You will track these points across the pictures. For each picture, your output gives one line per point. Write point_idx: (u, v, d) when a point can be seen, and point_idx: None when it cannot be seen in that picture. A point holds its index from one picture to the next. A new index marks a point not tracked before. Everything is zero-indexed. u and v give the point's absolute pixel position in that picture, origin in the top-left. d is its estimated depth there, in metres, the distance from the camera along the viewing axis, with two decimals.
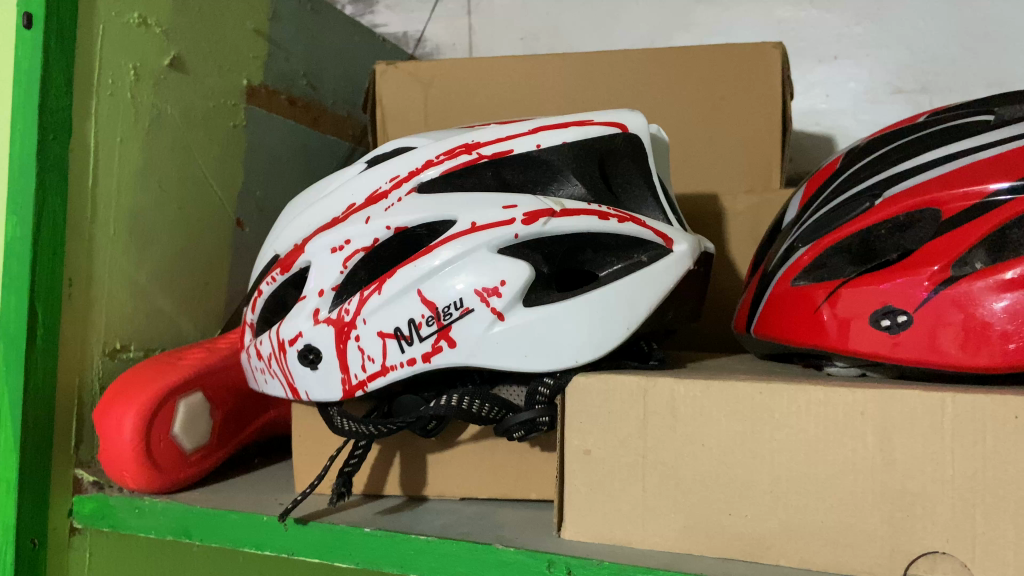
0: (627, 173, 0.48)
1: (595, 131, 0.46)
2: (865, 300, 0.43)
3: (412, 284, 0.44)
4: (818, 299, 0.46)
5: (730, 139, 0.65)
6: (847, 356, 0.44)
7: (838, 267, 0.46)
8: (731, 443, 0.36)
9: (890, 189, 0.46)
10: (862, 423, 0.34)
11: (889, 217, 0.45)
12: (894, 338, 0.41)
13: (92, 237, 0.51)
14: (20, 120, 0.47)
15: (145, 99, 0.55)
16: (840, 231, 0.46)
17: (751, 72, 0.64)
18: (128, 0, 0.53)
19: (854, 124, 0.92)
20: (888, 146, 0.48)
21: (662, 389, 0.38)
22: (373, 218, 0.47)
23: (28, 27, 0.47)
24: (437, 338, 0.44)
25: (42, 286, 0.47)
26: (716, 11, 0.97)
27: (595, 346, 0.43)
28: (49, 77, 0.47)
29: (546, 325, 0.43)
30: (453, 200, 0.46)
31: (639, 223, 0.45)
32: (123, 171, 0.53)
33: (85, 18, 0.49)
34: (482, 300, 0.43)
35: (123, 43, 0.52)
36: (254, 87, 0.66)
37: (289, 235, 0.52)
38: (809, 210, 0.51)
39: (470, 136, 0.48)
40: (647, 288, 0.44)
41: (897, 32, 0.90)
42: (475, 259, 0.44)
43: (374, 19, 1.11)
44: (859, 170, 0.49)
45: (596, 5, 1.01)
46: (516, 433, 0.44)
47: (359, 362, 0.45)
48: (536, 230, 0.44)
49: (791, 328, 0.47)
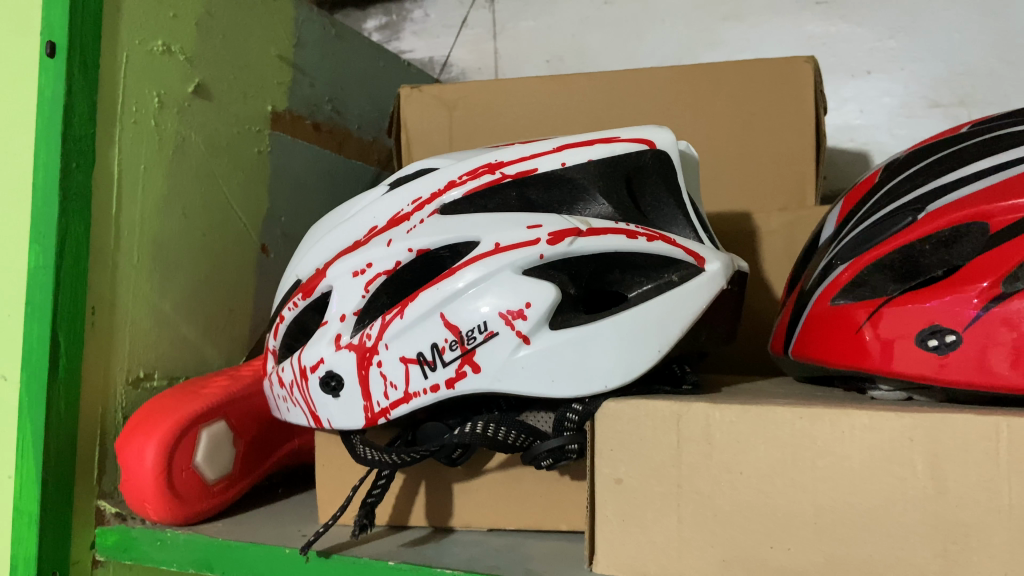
0: (655, 190, 0.46)
1: (621, 148, 0.45)
2: (909, 320, 0.41)
3: (434, 307, 0.43)
4: (859, 319, 0.43)
5: (761, 155, 0.64)
6: (892, 378, 0.42)
7: (880, 285, 0.44)
8: (772, 472, 0.34)
9: (933, 203, 0.43)
10: (911, 450, 0.32)
11: (932, 232, 0.42)
12: (940, 360, 0.39)
13: (115, 265, 0.51)
14: (43, 147, 0.47)
15: (168, 126, 0.55)
16: (880, 248, 0.44)
17: (781, 87, 0.63)
18: (151, 28, 0.53)
19: (890, 139, 0.90)
20: (929, 158, 0.46)
21: (697, 414, 0.36)
22: (395, 240, 0.46)
23: (51, 56, 0.47)
24: (461, 363, 0.43)
25: (64, 312, 0.47)
26: (744, 28, 0.95)
27: (626, 371, 0.41)
28: (72, 104, 0.47)
29: (573, 348, 0.42)
30: (477, 221, 0.45)
31: (668, 242, 0.44)
32: (147, 200, 0.53)
33: (108, 46, 0.50)
34: (507, 323, 0.42)
35: (146, 71, 0.53)
36: (278, 112, 0.66)
37: (310, 260, 0.51)
38: (846, 227, 0.49)
39: (493, 156, 0.47)
40: (678, 309, 0.42)
41: (932, 45, 0.88)
42: (500, 281, 0.43)
43: (399, 45, 1.11)
44: (899, 183, 0.47)
45: (622, 26, 1.01)
46: (544, 463, 0.42)
47: (381, 389, 0.44)
48: (562, 249, 0.43)
49: (832, 350, 0.45)
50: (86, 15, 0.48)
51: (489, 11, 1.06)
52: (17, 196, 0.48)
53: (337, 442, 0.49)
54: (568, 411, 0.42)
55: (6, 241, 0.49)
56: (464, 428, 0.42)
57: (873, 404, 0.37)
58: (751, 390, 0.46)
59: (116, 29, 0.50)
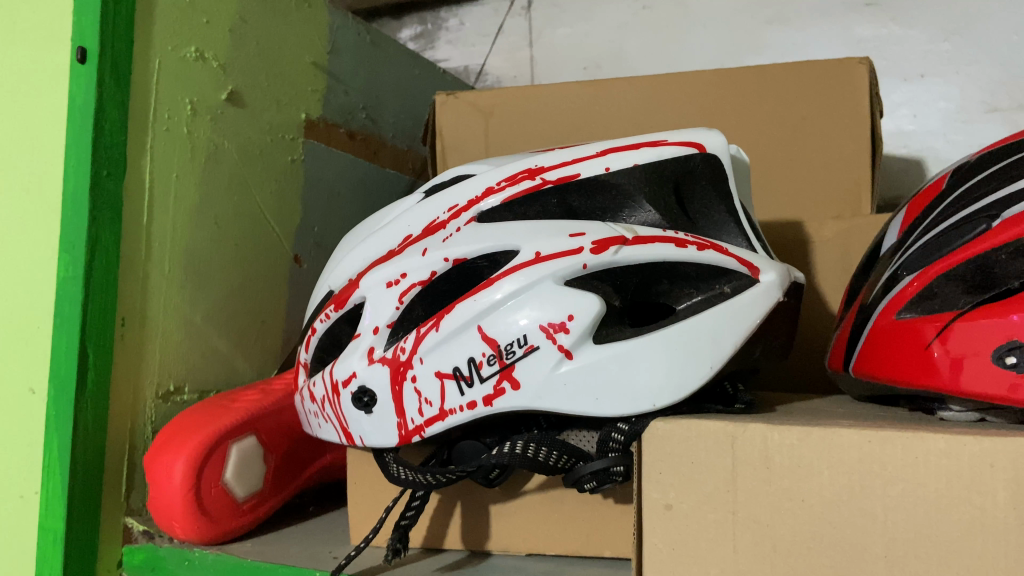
0: (705, 196, 0.44)
1: (669, 152, 0.43)
2: (983, 336, 0.38)
3: (471, 320, 0.41)
4: (928, 336, 0.40)
5: (813, 161, 0.61)
6: (964, 398, 0.39)
7: (950, 298, 0.41)
8: (837, 500, 0.31)
9: (1009, 209, 0.40)
10: (992, 477, 0.29)
11: (1008, 241, 0.39)
12: (1018, 378, 0.36)
13: (146, 275, 0.50)
14: (74, 155, 0.46)
15: (201, 133, 0.53)
16: (949, 258, 0.41)
17: (833, 88, 0.60)
18: (184, 34, 0.52)
19: (945, 145, 0.86)
20: (1003, 161, 0.43)
21: (754, 435, 0.33)
22: (431, 249, 0.45)
23: (83, 62, 0.46)
24: (500, 379, 0.40)
25: (94, 323, 0.46)
26: (789, 32, 0.92)
27: (676, 389, 0.39)
28: (103, 111, 0.46)
29: (618, 363, 0.39)
30: (517, 230, 0.43)
31: (720, 251, 0.41)
32: (179, 209, 0.52)
33: (141, 52, 0.49)
34: (548, 336, 0.40)
35: (179, 78, 0.52)
36: (312, 120, 0.64)
37: (343, 270, 0.49)
38: (912, 237, 0.46)
39: (532, 161, 0.45)
40: (733, 323, 0.40)
41: (989, 47, 0.84)
42: (541, 292, 0.40)
43: (435, 54, 1.09)
44: (970, 189, 0.44)
45: (662, 31, 0.98)
46: (587, 485, 0.39)
47: (415, 406, 0.42)
48: (607, 258, 0.41)
49: (898, 368, 0.42)
50: (119, 21, 0.47)
51: (526, 18, 1.05)
52: (47, 204, 0.47)
53: (369, 459, 0.47)
54: (613, 432, 0.39)
55: (35, 249, 0.48)
56: (500, 448, 0.40)
57: (948, 426, 0.34)
58: (809, 407, 0.43)
59: (148, 35, 0.49)
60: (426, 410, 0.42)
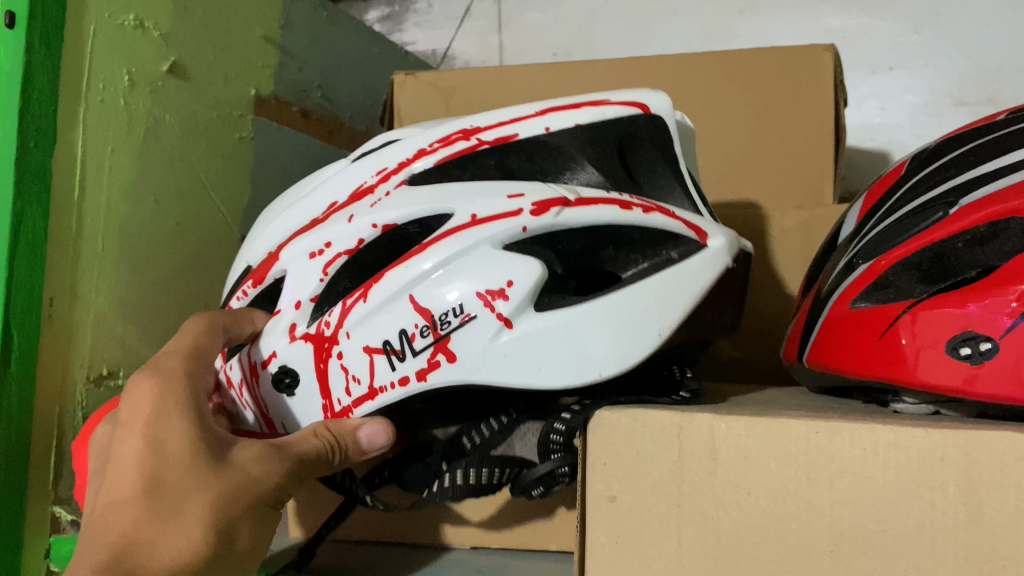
0: (649, 159, 0.44)
1: (613, 111, 0.42)
2: (938, 326, 0.37)
3: (403, 289, 0.41)
4: (883, 326, 0.39)
5: (776, 150, 0.60)
6: (917, 390, 0.38)
7: (906, 287, 0.40)
8: (783, 493, 0.30)
9: (966, 196, 0.39)
10: (943, 471, 0.28)
11: (965, 230, 0.38)
12: (974, 369, 0.35)
13: (76, 253, 0.47)
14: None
15: (139, 105, 0.51)
16: (907, 245, 0.40)
17: (798, 76, 0.59)
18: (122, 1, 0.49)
19: (913, 138, 0.85)
20: (962, 148, 0.42)
21: (700, 425, 0.32)
22: (357, 216, 0.44)
23: (10, 26, 0.42)
24: (434, 352, 0.41)
25: (19, 302, 0.43)
26: (760, 21, 0.91)
27: (620, 359, 0.39)
28: (32, 78, 0.43)
29: (559, 331, 0.39)
30: (451, 192, 0.43)
31: (667, 214, 0.41)
32: (113, 184, 0.50)
33: (74, 17, 0.46)
34: (487, 305, 0.40)
35: (115, 46, 0.49)
36: (263, 96, 0.62)
37: (263, 241, 0.49)
38: (866, 224, 0.45)
39: (468, 121, 0.45)
40: (680, 290, 0.39)
41: (958, 40, 0.84)
42: (476, 258, 0.41)
43: (402, 37, 1.07)
44: (928, 176, 0.43)
45: (632, 20, 0.97)
46: (535, 490, 0.41)
47: (342, 385, 0.43)
48: (548, 220, 0.41)
49: (851, 358, 0.41)
50: None
51: (494, 2, 1.03)
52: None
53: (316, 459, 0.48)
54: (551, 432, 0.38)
55: None
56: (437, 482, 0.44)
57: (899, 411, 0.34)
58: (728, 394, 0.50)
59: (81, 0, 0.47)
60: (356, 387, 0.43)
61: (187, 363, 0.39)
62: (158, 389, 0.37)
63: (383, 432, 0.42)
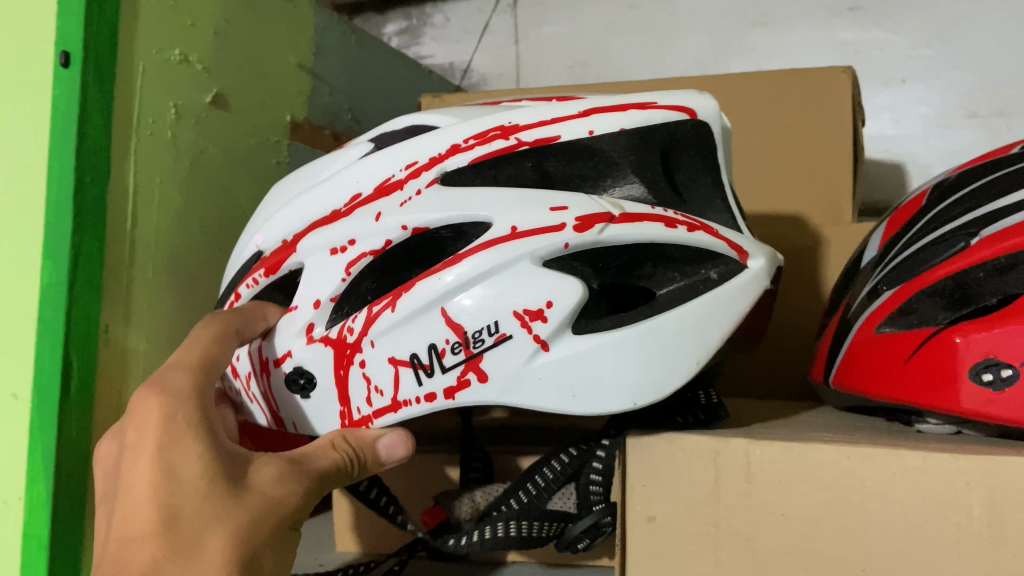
0: (691, 168, 0.48)
1: (659, 116, 0.46)
2: (960, 353, 0.38)
3: (436, 301, 0.44)
4: (907, 351, 0.41)
5: (795, 170, 0.61)
6: (939, 412, 0.39)
7: (929, 313, 0.42)
8: (816, 515, 0.32)
9: (987, 227, 0.41)
10: (967, 495, 0.30)
11: (986, 260, 0.39)
12: (994, 395, 0.37)
13: (131, 281, 0.49)
14: (57, 159, 0.45)
15: (185, 136, 0.53)
16: (927, 275, 0.42)
17: (817, 97, 0.61)
18: (169, 36, 0.51)
19: (926, 151, 0.87)
20: (983, 180, 0.43)
21: (737, 450, 0.34)
22: (386, 215, 0.47)
23: (66, 66, 0.45)
24: (465, 370, 0.44)
25: (79, 329, 0.45)
26: (774, 35, 0.93)
27: (654, 387, 0.43)
28: (87, 115, 0.45)
29: (598, 352, 0.43)
30: (486, 200, 0.46)
31: (711, 234, 0.45)
32: (162, 214, 0.52)
33: (125, 56, 0.48)
34: (523, 325, 0.43)
35: (162, 80, 0.51)
36: (298, 121, 0.64)
37: (278, 228, 0.52)
38: (890, 252, 0.47)
39: (505, 119, 0.47)
40: (717, 318, 0.43)
41: (970, 53, 0.86)
42: (514, 273, 0.43)
43: (419, 50, 1.09)
44: (950, 206, 0.44)
45: (647, 33, 0.99)
46: (581, 542, 0.46)
47: (364, 395, 0.46)
48: (592, 237, 0.44)
49: (877, 381, 0.43)
50: (103, 26, 0.46)
51: (512, 16, 1.05)
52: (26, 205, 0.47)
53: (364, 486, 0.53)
54: (591, 484, 0.43)
55: (13, 253, 0.47)
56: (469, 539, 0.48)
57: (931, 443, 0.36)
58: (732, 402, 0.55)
59: (132, 39, 0.49)
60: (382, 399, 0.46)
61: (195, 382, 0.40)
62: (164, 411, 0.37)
63: (403, 444, 0.45)
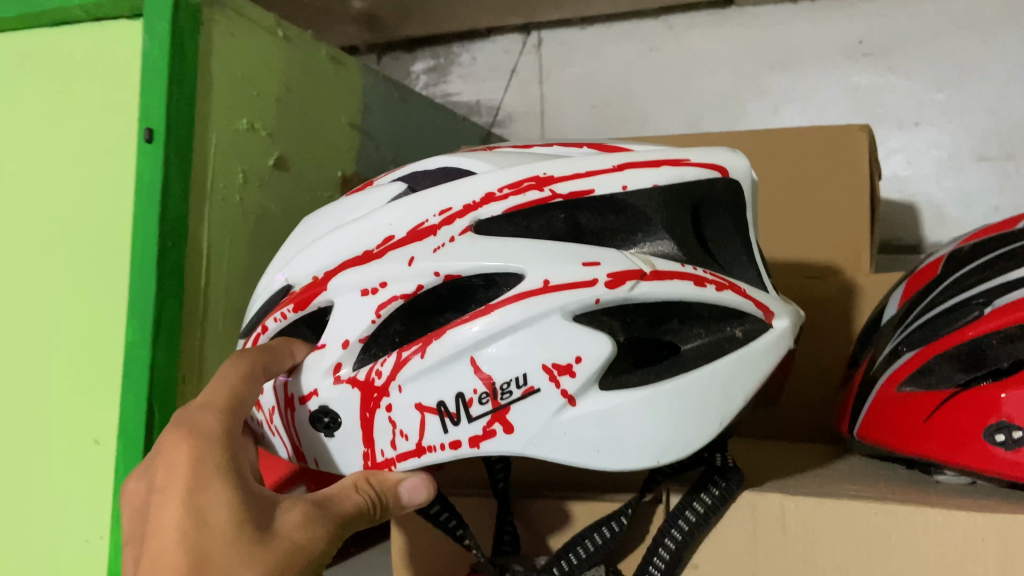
0: (721, 223, 0.53)
1: (691, 173, 0.51)
2: (976, 417, 0.45)
3: (466, 350, 0.51)
4: (925, 410, 0.49)
5: (823, 210, 0.75)
6: (950, 465, 0.47)
7: (947, 374, 0.48)
8: (848, 564, 0.42)
9: (998, 299, 0.47)
10: (984, 550, 0.38)
11: (1001, 328, 0.46)
12: (1009, 454, 0.43)
13: (202, 333, 0.54)
14: (140, 228, 0.49)
15: (251, 198, 0.58)
16: (945, 340, 0.49)
17: (840, 151, 0.75)
18: (238, 107, 0.56)
19: (939, 191, 0.90)
20: (999, 251, 0.50)
21: (773, 504, 0.45)
22: (418, 260, 0.52)
23: (150, 141, 0.49)
24: (491, 420, 0.51)
25: (160, 382, 0.50)
26: (791, 78, 0.97)
27: (682, 447, 0.50)
28: (169, 183, 0.50)
29: (630, 412, 0.50)
30: (521, 252, 0.51)
31: (740, 294, 0.52)
32: (229, 272, 0.56)
33: (201, 129, 0.52)
34: (551, 378, 0.49)
35: (234, 149, 0.55)
36: (348, 176, 0.69)
37: (308, 264, 0.57)
38: (911, 316, 0.55)
39: (540, 170, 0.52)
40: (745, 378, 0.51)
41: (980, 97, 0.89)
42: (545, 325, 0.50)
43: (446, 88, 1.17)
44: (967, 274, 0.51)
45: (669, 74, 1.03)
46: None
47: (388, 439, 0.53)
48: (623, 292, 0.50)
49: (896, 434, 0.51)
50: (182, 103, 0.50)
51: (537, 56, 1.11)
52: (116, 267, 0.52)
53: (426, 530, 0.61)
54: (655, 557, 0.45)
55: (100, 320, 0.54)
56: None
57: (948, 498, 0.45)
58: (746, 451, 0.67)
59: (207, 114, 0.53)
60: (405, 442, 0.53)
61: (223, 423, 0.47)
62: (191, 455, 0.44)
63: (424, 489, 0.51)
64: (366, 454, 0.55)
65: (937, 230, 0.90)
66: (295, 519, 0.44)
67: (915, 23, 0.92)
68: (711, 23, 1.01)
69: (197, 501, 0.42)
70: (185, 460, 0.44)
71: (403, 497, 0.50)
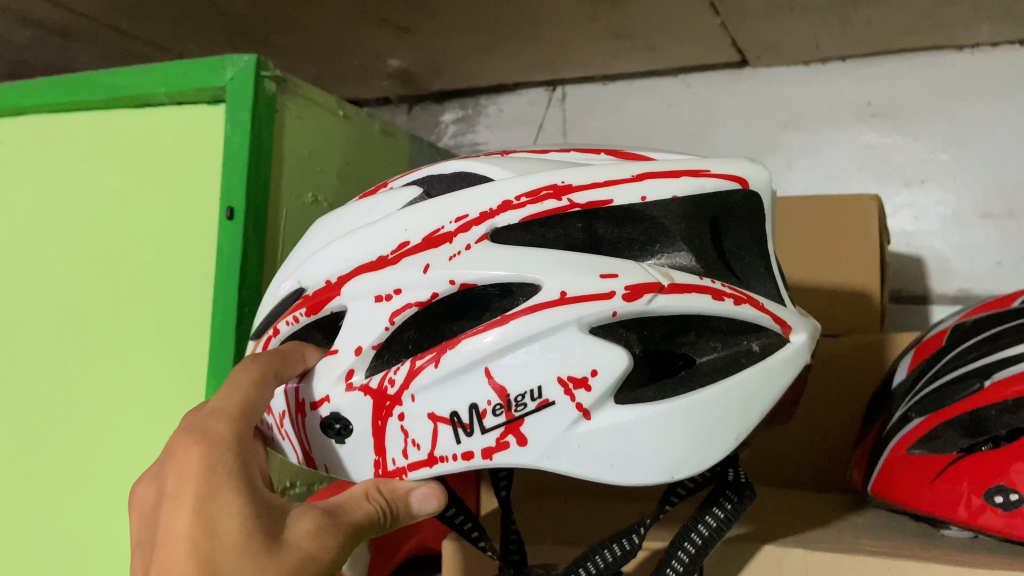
0: (739, 236, 0.56)
1: (709, 184, 0.53)
2: (985, 483, 0.66)
3: (480, 361, 0.53)
4: (935, 472, 0.71)
5: (839, 253, 0.97)
6: (959, 521, 0.68)
7: (947, 440, 0.71)
8: None
9: (991, 377, 0.69)
10: None
11: (998, 404, 0.67)
12: (1008, 510, 0.64)
13: None
14: (223, 296, 0.76)
15: None
16: (942, 412, 0.72)
17: (853, 215, 0.97)
18: (307, 189, 0.86)
19: (944, 246, 0.97)
20: (990, 335, 0.73)
21: (796, 558, 0.60)
22: (433, 268, 0.56)
23: (231, 218, 0.76)
24: (506, 433, 0.53)
25: None
26: (803, 135, 1.06)
27: (696, 464, 0.52)
28: (247, 251, 0.76)
29: (646, 426, 0.52)
30: (537, 263, 0.54)
31: (757, 307, 0.54)
32: None
33: (276, 208, 0.81)
34: (567, 391, 0.52)
35: (306, 219, 0.86)
36: None
37: (324, 270, 0.61)
38: (917, 385, 0.78)
39: (560, 179, 0.54)
40: (761, 397, 0.53)
41: (983, 159, 0.96)
42: (561, 336, 0.52)
43: (473, 137, 1.29)
44: (949, 355, 0.77)
45: (688, 129, 1.12)
46: None
47: (401, 448, 0.57)
48: (641, 306, 0.52)
49: (909, 491, 0.73)
50: (257, 195, 0.77)
51: (561, 111, 1.22)
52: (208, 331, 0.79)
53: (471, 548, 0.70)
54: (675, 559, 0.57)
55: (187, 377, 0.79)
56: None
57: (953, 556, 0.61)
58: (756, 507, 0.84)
59: (282, 197, 0.82)
60: (418, 452, 0.56)
61: (233, 431, 0.52)
62: (203, 462, 0.49)
63: (433, 497, 0.57)
64: (378, 461, 0.58)
65: (942, 281, 0.97)
66: (305, 530, 0.49)
67: (920, 86, 0.99)
68: (727, 82, 1.10)
69: (210, 506, 0.47)
70: (197, 468, 0.49)
71: (412, 506, 0.56)
